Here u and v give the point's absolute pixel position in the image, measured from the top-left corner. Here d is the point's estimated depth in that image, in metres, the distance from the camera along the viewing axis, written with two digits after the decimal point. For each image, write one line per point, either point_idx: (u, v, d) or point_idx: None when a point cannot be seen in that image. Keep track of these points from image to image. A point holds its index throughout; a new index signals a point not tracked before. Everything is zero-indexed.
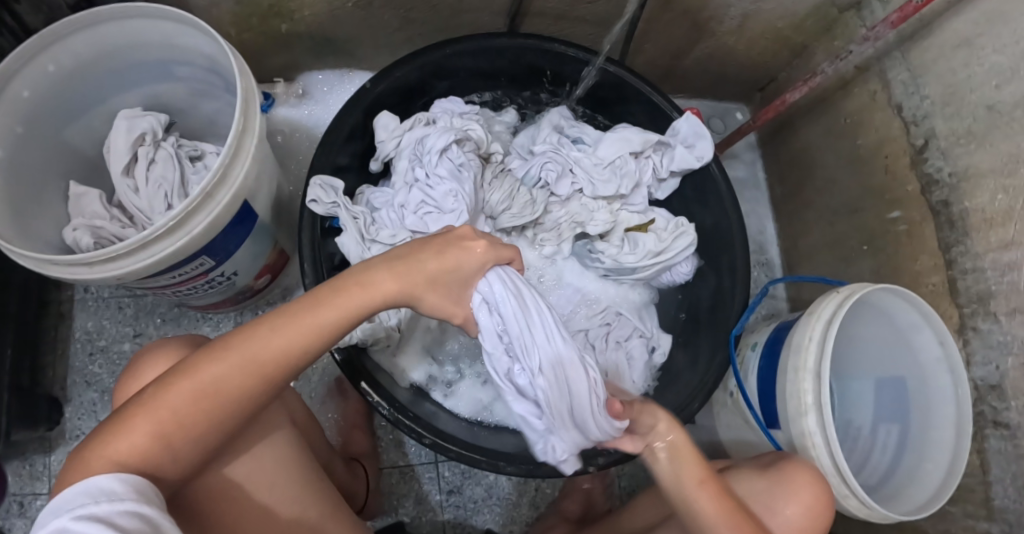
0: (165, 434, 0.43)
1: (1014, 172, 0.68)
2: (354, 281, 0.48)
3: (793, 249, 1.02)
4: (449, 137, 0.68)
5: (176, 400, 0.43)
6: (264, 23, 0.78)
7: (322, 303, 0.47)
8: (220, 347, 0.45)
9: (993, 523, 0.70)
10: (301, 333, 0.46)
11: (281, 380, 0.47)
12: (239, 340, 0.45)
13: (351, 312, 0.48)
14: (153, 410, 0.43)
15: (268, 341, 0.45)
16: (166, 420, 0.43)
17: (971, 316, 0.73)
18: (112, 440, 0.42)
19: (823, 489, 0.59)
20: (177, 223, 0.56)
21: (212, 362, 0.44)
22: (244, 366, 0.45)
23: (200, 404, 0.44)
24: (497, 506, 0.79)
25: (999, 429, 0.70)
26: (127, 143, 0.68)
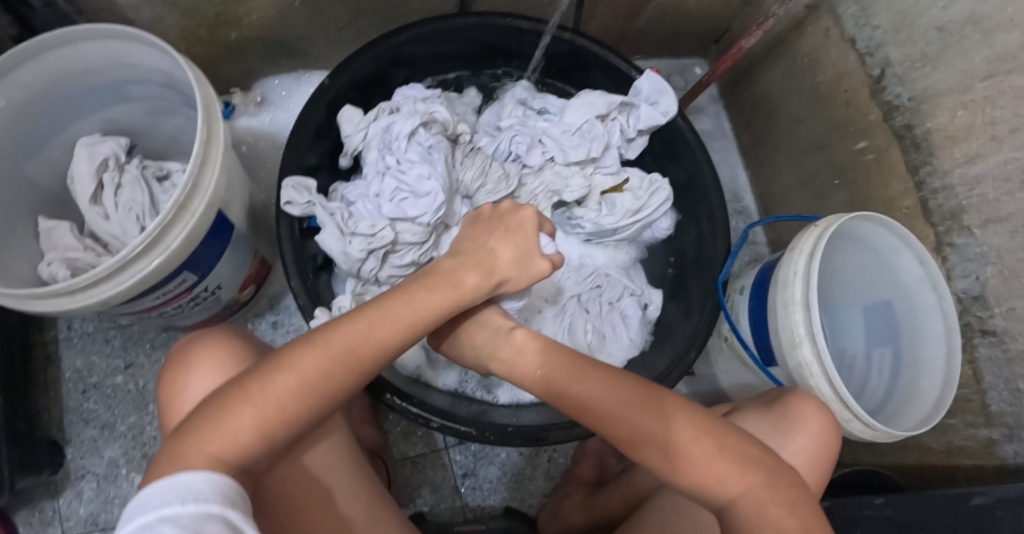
0: (266, 427, 0.44)
1: (970, 88, 0.70)
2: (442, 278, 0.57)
3: (767, 194, 1.03)
4: (415, 121, 0.68)
5: (274, 392, 0.45)
6: (212, 33, 0.77)
7: (403, 303, 0.53)
8: (311, 340, 0.48)
9: (992, 429, 0.72)
10: (398, 326, 0.51)
11: (371, 375, 0.50)
12: (334, 334, 0.48)
13: (444, 307, 0.55)
14: (253, 407, 0.44)
15: (356, 333, 0.49)
16: (268, 414, 0.44)
17: (946, 233, 0.75)
18: (210, 434, 0.42)
19: (828, 416, 0.59)
20: (154, 239, 0.55)
21: (310, 353, 0.46)
22: (346, 358, 0.48)
23: (302, 396, 0.45)
24: (513, 483, 0.80)
25: (987, 337, 0.72)
26: (91, 170, 0.67)
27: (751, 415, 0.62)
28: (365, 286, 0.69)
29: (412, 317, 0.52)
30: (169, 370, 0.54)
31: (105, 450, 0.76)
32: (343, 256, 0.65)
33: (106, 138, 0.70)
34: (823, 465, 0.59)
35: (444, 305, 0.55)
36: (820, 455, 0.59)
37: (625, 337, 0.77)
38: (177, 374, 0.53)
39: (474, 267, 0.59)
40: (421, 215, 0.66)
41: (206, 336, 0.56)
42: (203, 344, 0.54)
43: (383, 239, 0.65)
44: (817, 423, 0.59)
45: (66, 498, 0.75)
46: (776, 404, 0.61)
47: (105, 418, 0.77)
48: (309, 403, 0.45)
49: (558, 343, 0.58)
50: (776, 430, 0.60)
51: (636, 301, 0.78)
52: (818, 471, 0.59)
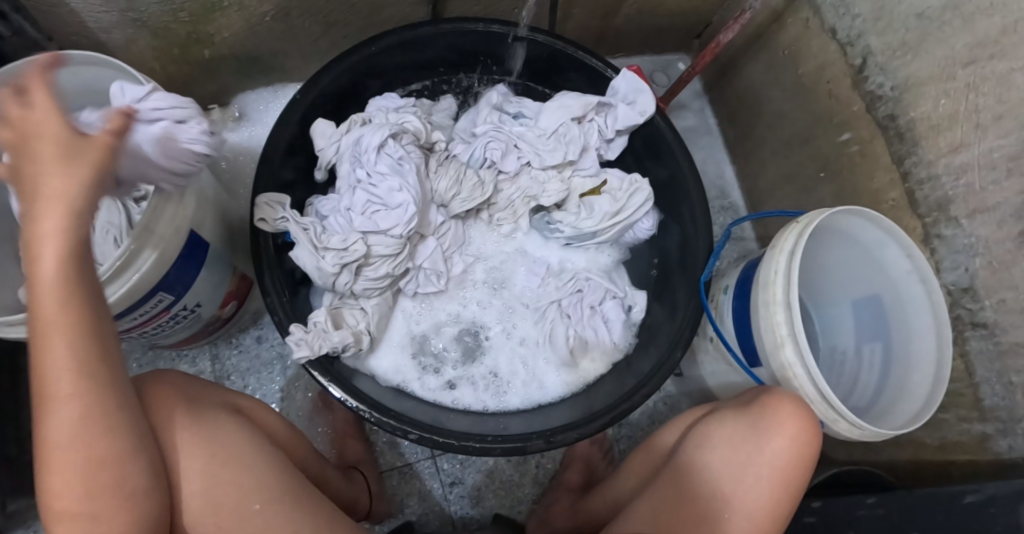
0: (77, 508, 0.43)
1: (952, 76, 0.69)
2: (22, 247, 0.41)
3: (754, 189, 1.01)
4: (384, 133, 0.68)
5: (60, 477, 0.42)
6: (186, 52, 0.77)
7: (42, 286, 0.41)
8: (42, 407, 0.42)
9: (986, 424, 0.71)
10: (65, 305, 0.41)
11: (100, 370, 0.43)
12: (40, 382, 0.42)
13: (56, 268, 0.41)
14: (56, 502, 0.43)
15: (60, 369, 0.42)
16: (66, 499, 0.43)
17: (933, 224, 0.73)
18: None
19: (807, 416, 0.58)
20: (125, 263, 0.55)
21: (50, 425, 0.42)
22: (63, 398, 0.42)
23: (69, 456, 0.42)
24: (500, 490, 0.80)
25: (978, 330, 0.70)
26: None
27: (728, 419, 0.61)
28: (343, 299, 0.70)
29: (58, 259, 0.41)
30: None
31: None
32: (317, 271, 0.65)
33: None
34: (804, 467, 0.58)
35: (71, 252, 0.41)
36: (801, 457, 0.58)
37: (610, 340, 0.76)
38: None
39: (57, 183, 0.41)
40: (393, 227, 0.67)
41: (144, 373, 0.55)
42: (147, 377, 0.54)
43: (355, 252, 0.66)
44: (795, 423, 0.58)
45: None
46: (752, 405, 0.60)
47: None
48: (87, 453, 0.43)
49: None
50: (753, 433, 0.59)
51: (619, 303, 0.77)
52: (798, 474, 0.58)
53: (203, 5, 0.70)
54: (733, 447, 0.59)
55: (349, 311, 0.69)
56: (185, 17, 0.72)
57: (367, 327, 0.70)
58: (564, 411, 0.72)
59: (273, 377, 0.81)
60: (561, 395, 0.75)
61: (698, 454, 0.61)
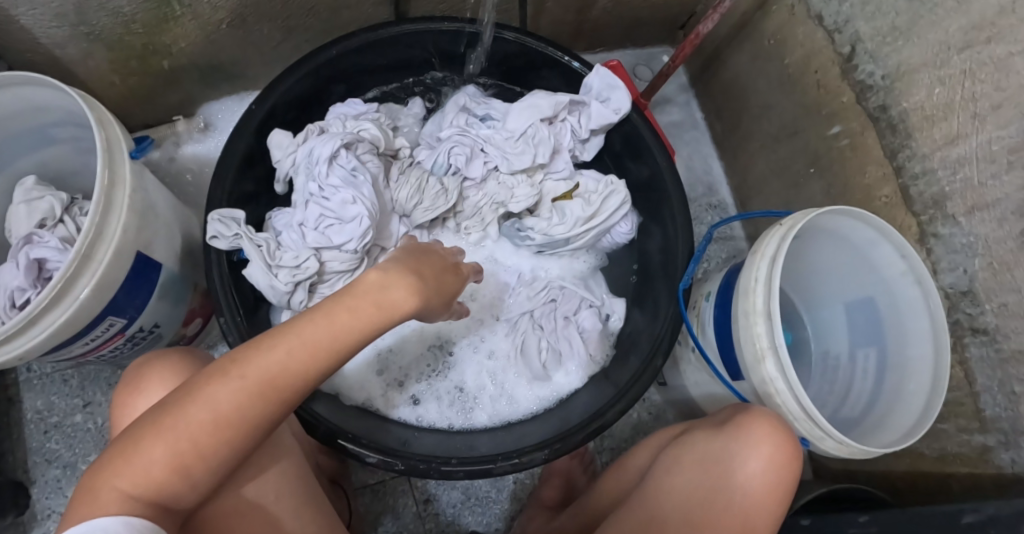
0: (183, 466, 0.43)
1: (947, 61, 0.64)
2: (350, 302, 0.47)
3: (743, 186, 0.96)
4: (335, 143, 0.65)
5: (187, 430, 0.43)
6: (144, 64, 0.76)
7: (322, 321, 0.46)
8: (228, 369, 0.45)
9: (987, 435, 0.66)
10: (326, 353, 0.46)
11: (298, 397, 0.47)
12: (253, 361, 0.45)
13: (349, 334, 0.47)
14: (167, 445, 0.43)
15: (270, 362, 0.45)
16: (183, 452, 0.43)
17: (930, 223, 0.68)
18: (121, 473, 0.42)
19: (784, 437, 0.54)
20: (60, 291, 0.53)
21: (222, 386, 0.44)
22: (264, 390, 0.45)
23: (216, 430, 0.44)
24: (478, 507, 0.77)
25: (978, 336, 0.65)
26: (29, 227, 0.66)
27: (705, 435, 0.58)
28: None
29: (353, 324, 0.47)
30: (124, 388, 0.55)
31: (69, 488, 0.77)
32: (270, 290, 0.63)
33: (46, 191, 0.69)
34: (781, 492, 0.54)
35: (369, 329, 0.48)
36: (778, 481, 0.54)
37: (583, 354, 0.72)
38: (133, 390, 0.54)
39: (395, 292, 0.49)
40: (346, 242, 0.64)
41: (160, 355, 0.57)
42: (158, 363, 0.55)
43: (308, 269, 0.64)
44: (772, 447, 0.54)
45: None
46: (727, 425, 0.57)
47: (68, 457, 0.77)
48: (226, 438, 0.44)
49: None
50: (727, 452, 0.56)
51: (595, 312, 0.74)
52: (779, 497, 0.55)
53: (156, 15, 0.68)
54: (708, 464, 0.57)
55: None
56: (137, 27, 0.70)
57: None
58: (535, 427, 0.69)
59: None
60: (533, 410, 0.72)
61: (668, 476, 0.59)
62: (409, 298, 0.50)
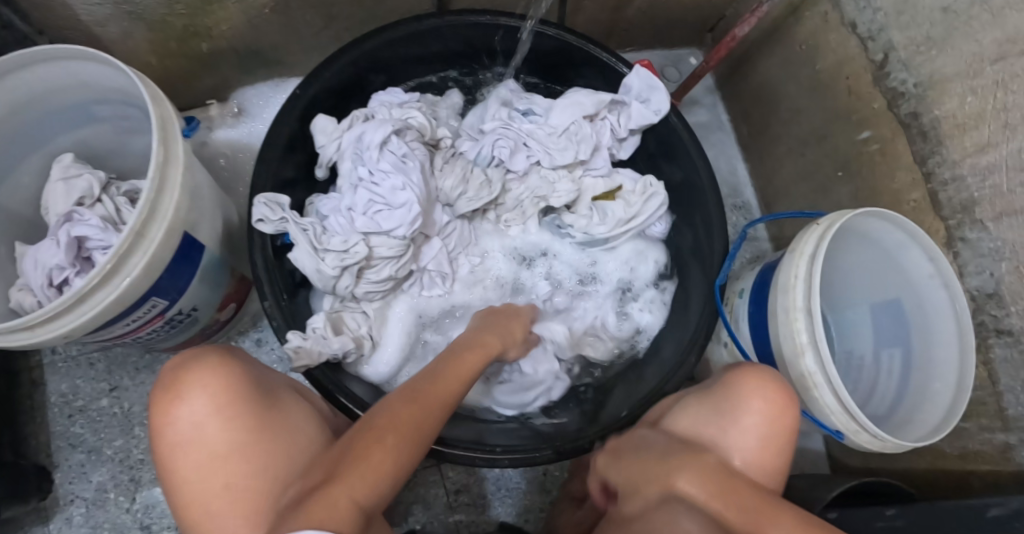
0: (396, 474, 0.43)
1: (980, 72, 0.66)
2: (471, 348, 0.58)
3: (768, 188, 0.98)
4: (387, 129, 0.65)
5: (394, 441, 0.44)
6: (183, 46, 0.75)
7: (460, 363, 0.55)
8: (410, 394, 0.49)
9: (1009, 433, 0.68)
10: (464, 385, 0.54)
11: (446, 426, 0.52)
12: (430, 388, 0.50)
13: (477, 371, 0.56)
14: (385, 453, 0.43)
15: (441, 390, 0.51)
16: (398, 461, 0.44)
17: (958, 227, 0.71)
18: (356, 478, 0.41)
19: (780, 392, 0.55)
20: (113, 267, 0.52)
21: (414, 406, 0.48)
22: (442, 411, 0.50)
23: (417, 440, 0.46)
24: (508, 498, 0.77)
25: (1002, 337, 0.68)
26: (67, 205, 0.64)
27: (695, 401, 0.58)
28: (343, 302, 0.67)
29: (436, 401, 0.49)
30: (160, 390, 0.46)
31: (93, 474, 0.75)
32: (317, 274, 0.63)
33: (84, 169, 0.67)
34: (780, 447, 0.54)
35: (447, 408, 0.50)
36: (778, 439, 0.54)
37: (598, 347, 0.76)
38: (173, 396, 0.46)
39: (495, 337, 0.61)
40: (396, 228, 0.64)
41: (199, 350, 0.48)
42: (198, 361, 0.47)
43: (356, 254, 0.63)
44: (766, 401, 0.54)
45: (57, 524, 0.74)
46: (719, 388, 0.57)
47: (92, 442, 0.76)
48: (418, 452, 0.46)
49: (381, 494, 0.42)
50: (721, 416, 0.55)
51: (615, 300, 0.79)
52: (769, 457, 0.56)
53: None
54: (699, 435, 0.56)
55: (350, 314, 0.67)
56: (181, 8, 0.69)
57: (368, 331, 0.66)
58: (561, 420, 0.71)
59: None
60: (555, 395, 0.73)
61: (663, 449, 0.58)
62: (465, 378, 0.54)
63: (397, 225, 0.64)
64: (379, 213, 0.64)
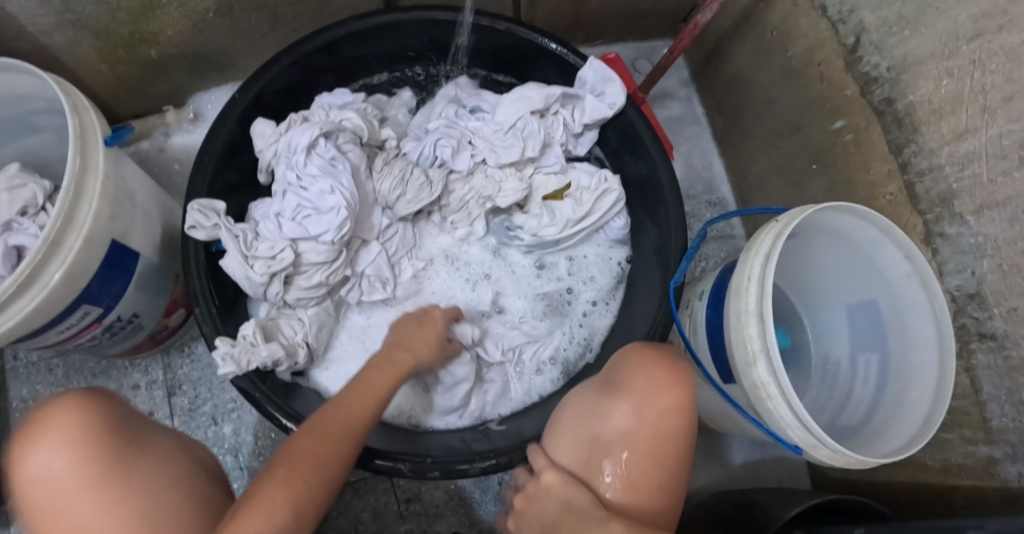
0: (300, 507, 0.42)
1: (956, 52, 0.60)
2: (383, 364, 0.56)
3: (743, 183, 0.93)
4: (314, 132, 0.63)
5: (295, 475, 0.43)
6: (132, 52, 0.75)
7: (375, 379, 0.54)
8: (316, 426, 0.47)
9: (993, 447, 0.62)
10: (376, 405, 0.52)
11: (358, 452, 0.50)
12: (333, 416, 0.48)
13: (391, 385, 0.55)
14: (280, 487, 0.42)
15: (352, 415, 0.49)
16: (299, 493, 0.43)
17: (936, 222, 0.65)
18: (250, 518, 0.39)
19: (654, 367, 0.52)
20: (27, 278, 0.51)
21: (313, 435, 0.46)
22: (353, 438, 0.48)
23: (322, 473, 0.45)
24: (459, 508, 0.75)
25: (985, 342, 0.62)
26: (9, 214, 0.64)
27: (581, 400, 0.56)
28: (280, 309, 0.65)
29: (344, 431, 0.48)
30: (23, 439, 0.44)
31: None
32: (246, 280, 0.61)
33: (30, 178, 0.68)
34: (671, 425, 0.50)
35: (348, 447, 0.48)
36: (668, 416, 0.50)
37: (549, 360, 0.72)
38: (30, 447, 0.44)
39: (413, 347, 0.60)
40: (323, 232, 0.62)
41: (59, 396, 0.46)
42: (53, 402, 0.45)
43: (283, 260, 0.61)
44: (649, 373, 0.52)
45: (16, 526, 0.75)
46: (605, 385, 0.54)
47: None
48: (326, 483, 0.45)
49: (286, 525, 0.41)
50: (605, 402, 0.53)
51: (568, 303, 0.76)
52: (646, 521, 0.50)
53: (140, 2, 0.68)
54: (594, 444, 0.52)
55: (286, 321, 0.65)
56: (123, 15, 0.69)
57: (304, 339, 0.65)
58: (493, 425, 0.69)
59: (225, 388, 0.78)
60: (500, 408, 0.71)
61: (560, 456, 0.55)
62: (367, 406, 0.51)
63: (325, 230, 0.62)
64: (308, 219, 0.63)
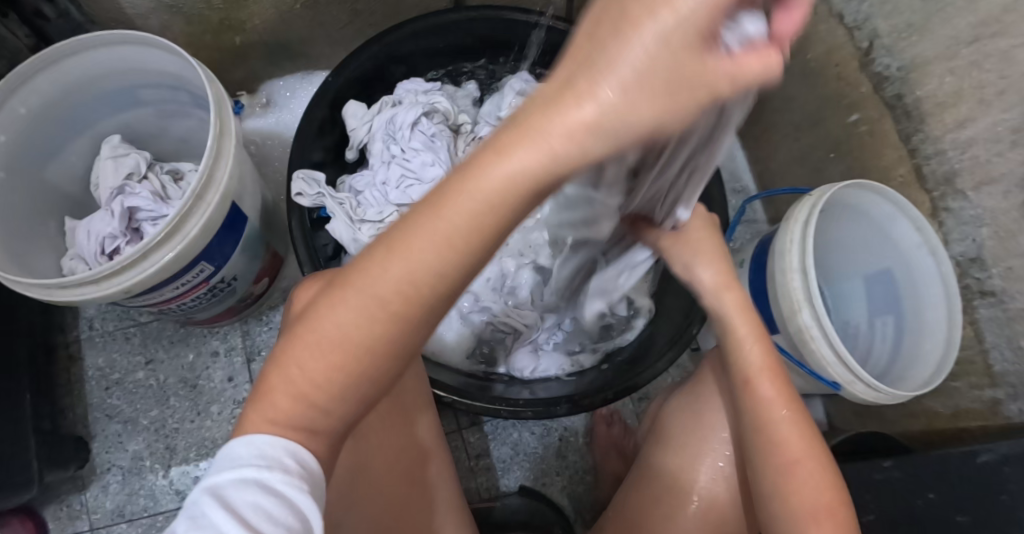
0: (306, 398, 0.34)
1: (956, 54, 0.71)
2: (484, 148, 0.28)
3: (766, 171, 1.06)
4: (419, 111, 0.72)
5: (304, 357, 0.34)
6: (218, 39, 0.80)
7: (462, 181, 0.29)
8: (342, 283, 0.33)
9: (996, 389, 0.73)
10: (447, 236, 0.30)
11: (429, 315, 0.34)
12: (361, 271, 0.33)
13: (502, 184, 0.27)
14: (286, 369, 0.34)
15: (395, 271, 0.31)
16: (304, 383, 0.34)
17: (941, 198, 0.76)
18: (257, 401, 0.35)
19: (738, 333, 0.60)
20: (172, 229, 0.56)
21: (334, 306, 0.33)
22: (381, 307, 0.32)
23: (333, 358, 0.33)
24: (525, 462, 0.81)
25: (987, 298, 0.73)
26: (116, 181, 0.69)
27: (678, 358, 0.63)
28: None
29: (371, 293, 0.32)
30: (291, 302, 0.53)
31: (129, 443, 0.79)
32: (352, 242, 0.68)
33: (131, 149, 0.71)
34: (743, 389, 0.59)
35: (383, 352, 0.34)
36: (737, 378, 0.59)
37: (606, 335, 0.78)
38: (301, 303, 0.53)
39: (542, 112, 0.25)
40: None
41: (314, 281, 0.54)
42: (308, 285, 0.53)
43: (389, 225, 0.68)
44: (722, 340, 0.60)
45: (94, 491, 0.77)
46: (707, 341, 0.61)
47: (128, 413, 0.80)
48: (348, 367, 0.34)
49: (290, 414, 0.34)
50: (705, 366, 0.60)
51: None
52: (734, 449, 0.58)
53: None
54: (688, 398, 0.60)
55: None
56: (219, 3, 0.74)
57: None
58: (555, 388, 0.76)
59: None
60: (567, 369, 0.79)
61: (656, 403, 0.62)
62: (403, 276, 0.31)
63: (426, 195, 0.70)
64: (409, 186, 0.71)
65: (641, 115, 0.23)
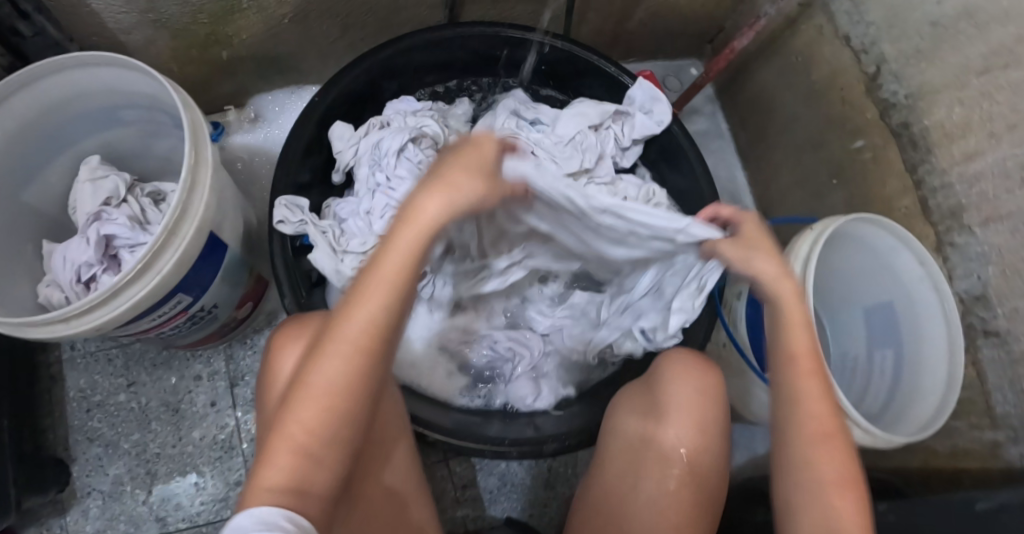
0: (308, 449, 0.39)
1: (967, 84, 0.69)
2: (400, 216, 0.41)
3: (766, 195, 1.03)
4: (404, 137, 0.69)
5: (300, 415, 0.39)
6: (204, 53, 0.78)
7: (388, 248, 0.40)
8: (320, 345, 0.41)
9: (997, 431, 0.71)
10: (383, 291, 0.40)
11: (386, 355, 0.42)
12: (336, 332, 0.40)
13: (413, 243, 0.40)
14: (282, 430, 0.39)
15: (357, 325, 0.40)
16: (301, 434, 0.39)
17: (947, 233, 0.73)
18: (262, 467, 0.39)
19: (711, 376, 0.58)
20: (144, 266, 0.54)
21: (319, 364, 0.40)
22: (354, 356, 0.40)
23: (326, 407, 0.39)
24: (513, 493, 0.79)
25: (990, 338, 0.70)
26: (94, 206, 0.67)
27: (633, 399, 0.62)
28: None
29: (345, 346, 0.40)
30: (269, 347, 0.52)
31: (110, 467, 0.77)
32: (336, 274, 0.65)
33: (111, 171, 0.69)
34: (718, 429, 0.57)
35: (358, 392, 0.40)
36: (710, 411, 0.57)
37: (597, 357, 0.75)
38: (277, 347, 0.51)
39: (434, 197, 0.41)
40: None
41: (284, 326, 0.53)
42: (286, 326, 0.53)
43: None
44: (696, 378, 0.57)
45: (73, 515, 0.75)
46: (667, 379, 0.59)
47: (110, 436, 0.78)
48: (339, 413, 0.40)
49: (302, 463, 0.39)
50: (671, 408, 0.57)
51: None
52: (707, 473, 0.55)
53: (224, 6, 0.71)
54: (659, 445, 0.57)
55: None
56: (205, 18, 0.72)
57: None
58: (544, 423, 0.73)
59: None
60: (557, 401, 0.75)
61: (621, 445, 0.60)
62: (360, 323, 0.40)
63: None
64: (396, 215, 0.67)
65: (464, 199, 0.41)
